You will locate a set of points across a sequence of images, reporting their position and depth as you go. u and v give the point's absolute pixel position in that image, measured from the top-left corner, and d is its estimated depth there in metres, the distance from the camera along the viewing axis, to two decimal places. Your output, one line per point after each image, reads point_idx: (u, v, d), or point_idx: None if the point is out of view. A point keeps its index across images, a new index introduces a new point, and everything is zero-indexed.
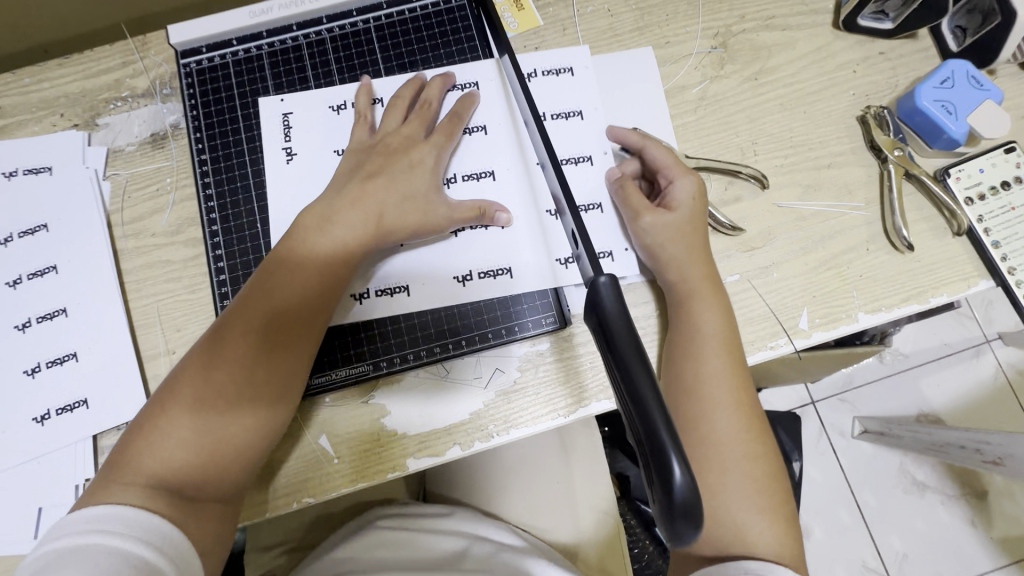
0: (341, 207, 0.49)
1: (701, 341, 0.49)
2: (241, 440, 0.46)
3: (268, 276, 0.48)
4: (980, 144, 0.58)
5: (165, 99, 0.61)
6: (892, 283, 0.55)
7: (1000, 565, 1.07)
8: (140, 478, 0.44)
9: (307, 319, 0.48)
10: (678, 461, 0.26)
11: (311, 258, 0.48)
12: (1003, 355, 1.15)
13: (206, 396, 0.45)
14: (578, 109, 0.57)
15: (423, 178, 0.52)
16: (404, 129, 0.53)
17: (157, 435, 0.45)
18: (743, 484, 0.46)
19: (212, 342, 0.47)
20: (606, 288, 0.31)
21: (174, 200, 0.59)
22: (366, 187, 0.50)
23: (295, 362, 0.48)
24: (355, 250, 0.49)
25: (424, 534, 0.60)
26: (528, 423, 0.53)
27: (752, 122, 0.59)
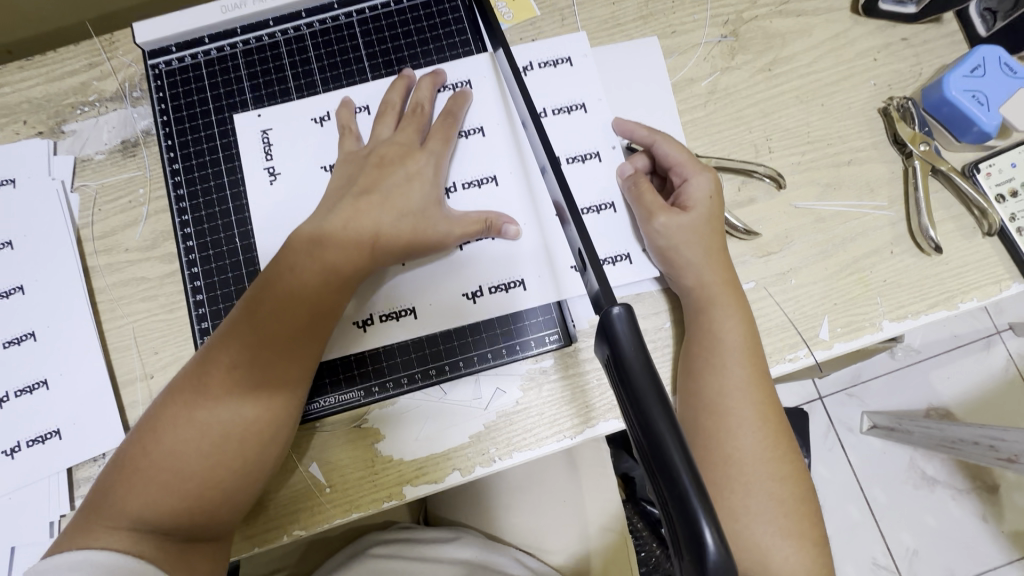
0: (331, 226, 0.45)
1: (725, 364, 0.45)
2: (228, 479, 0.43)
3: (253, 301, 0.44)
4: (1011, 136, 0.54)
5: (136, 103, 0.57)
6: (918, 287, 0.51)
7: (1012, 559, 1.05)
8: (123, 521, 0.41)
9: (297, 348, 0.44)
10: (709, 525, 0.23)
11: (298, 281, 0.44)
12: (1015, 347, 1.12)
13: (191, 433, 0.42)
14: (582, 102, 0.53)
15: (421, 191, 0.48)
16: (398, 138, 0.49)
17: (139, 475, 0.42)
18: (769, 506, 0.43)
19: (196, 374, 0.44)
20: (621, 319, 0.28)
21: (148, 212, 0.55)
22: (360, 204, 0.46)
23: (286, 395, 0.44)
24: (347, 271, 0.45)
25: (423, 563, 0.58)
26: (532, 446, 0.49)
27: (766, 117, 0.55)
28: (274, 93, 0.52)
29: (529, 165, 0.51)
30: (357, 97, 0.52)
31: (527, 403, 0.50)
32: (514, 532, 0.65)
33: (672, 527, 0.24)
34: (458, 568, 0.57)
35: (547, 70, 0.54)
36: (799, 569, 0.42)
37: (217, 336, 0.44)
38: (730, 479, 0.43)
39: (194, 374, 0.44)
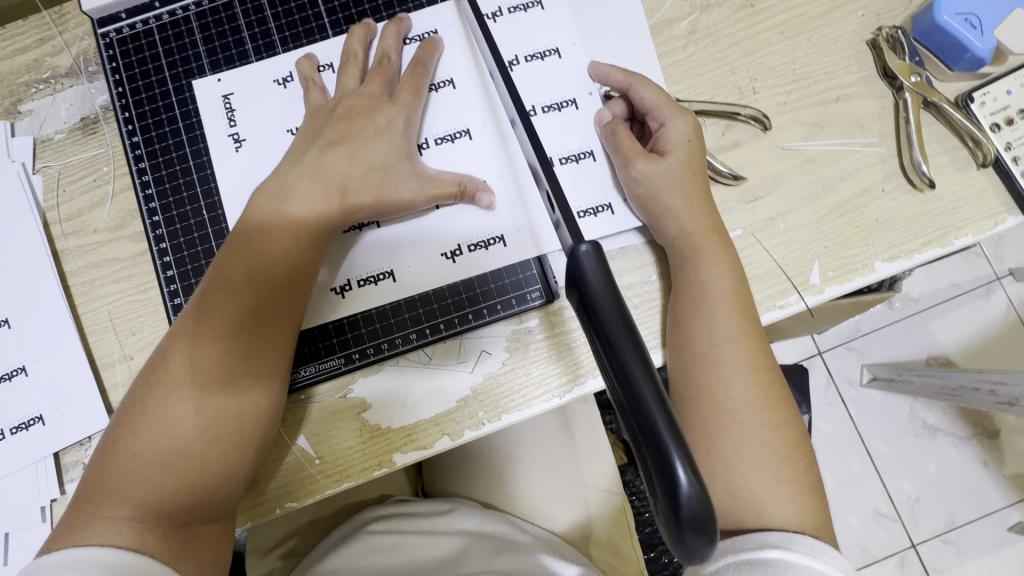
0: (297, 185, 0.44)
1: (712, 309, 0.44)
2: (226, 453, 0.42)
3: (227, 270, 0.43)
4: (1007, 62, 0.51)
5: (92, 78, 0.55)
6: (911, 226, 0.50)
7: (1013, 501, 1.06)
8: (125, 508, 0.40)
9: (280, 314, 0.43)
10: (681, 460, 0.23)
11: (272, 245, 0.43)
12: (1015, 291, 1.11)
13: (180, 411, 0.41)
14: (555, 47, 0.50)
15: (392, 146, 0.46)
16: (364, 90, 0.47)
17: (134, 459, 0.41)
18: (760, 454, 0.42)
19: (176, 351, 0.42)
20: (589, 257, 0.27)
21: (114, 191, 0.53)
22: (326, 156, 0.45)
23: (275, 363, 0.43)
24: (316, 231, 0.43)
25: (421, 537, 0.58)
26: (520, 407, 0.48)
27: (749, 56, 0.52)
28: (232, 56, 0.50)
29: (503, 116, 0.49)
30: (321, 53, 0.50)
31: (514, 364, 0.49)
32: (514, 500, 0.64)
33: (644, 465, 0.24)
34: (456, 540, 0.58)
35: (516, 17, 0.51)
36: (794, 515, 0.41)
37: (193, 311, 0.43)
38: (720, 427, 0.42)
39: (174, 352, 0.42)
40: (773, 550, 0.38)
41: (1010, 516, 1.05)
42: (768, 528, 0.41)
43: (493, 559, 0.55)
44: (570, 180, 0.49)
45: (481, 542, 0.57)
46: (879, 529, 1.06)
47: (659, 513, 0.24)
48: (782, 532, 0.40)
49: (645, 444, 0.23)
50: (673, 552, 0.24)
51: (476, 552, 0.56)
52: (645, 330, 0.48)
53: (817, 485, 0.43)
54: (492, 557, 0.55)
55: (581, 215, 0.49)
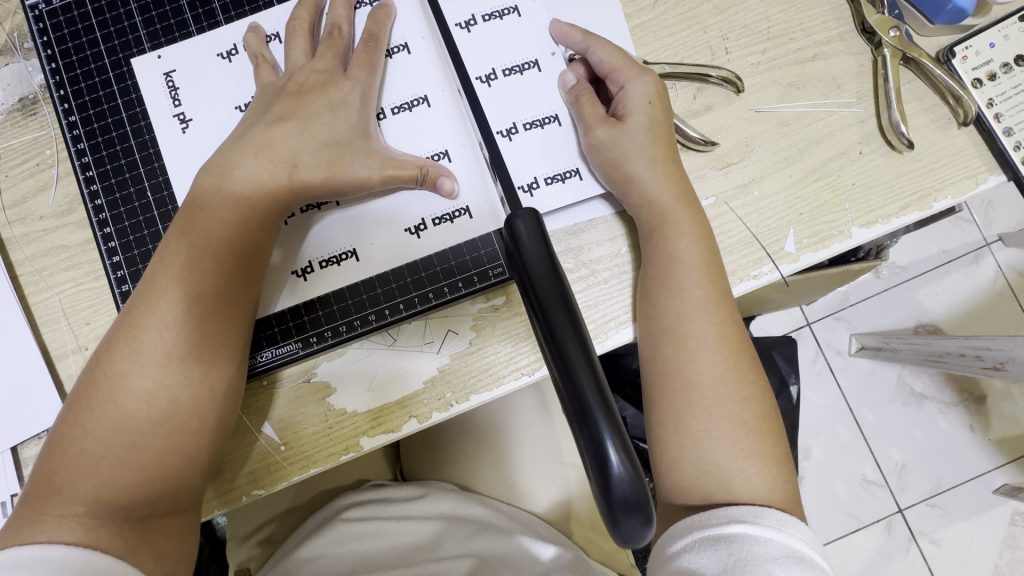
0: (241, 163, 0.41)
1: (682, 283, 0.43)
2: (182, 444, 0.41)
3: (171, 255, 0.41)
4: (990, 13, 0.49)
5: (29, 55, 0.51)
6: (889, 189, 0.48)
7: (998, 465, 1.06)
8: (77, 505, 0.39)
9: (229, 297, 0.41)
10: (613, 442, 0.25)
11: (214, 226, 0.40)
12: (1002, 256, 1.10)
13: (131, 404, 0.40)
14: (514, 4, 0.48)
15: (349, 120, 0.43)
16: (315, 64, 0.44)
17: (84, 455, 0.40)
18: (730, 428, 0.41)
19: (120, 342, 0.40)
20: (530, 243, 0.30)
21: (58, 175, 0.50)
22: (273, 130, 0.42)
23: (226, 349, 0.42)
24: (265, 210, 0.41)
25: (397, 521, 0.58)
26: (489, 387, 0.47)
27: (721, 14, 0.50)
28: (170, 27, 0.47)
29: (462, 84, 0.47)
30: (267, 22, 0.46)
31: (481, 343, 0.47)
32: (492, 478, 0.64)
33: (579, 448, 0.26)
34: (431, 524, 0.58)
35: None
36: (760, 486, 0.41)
37: (138, 300, 0.41)
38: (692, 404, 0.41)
39: (119, 344, 0.40)
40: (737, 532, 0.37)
41: (994, 479, 1.06)
42: (737, 502, 0.40)
43: (468, 542, 0.56)
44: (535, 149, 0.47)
45: (455, 524, 0.58)
46: (866, 495, 1.07)
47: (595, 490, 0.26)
48: (750, 505, 0.39)
49: (578, 423, 0.25)
50: (610, 533, 0.26)
51: (451, 536, 0.57)
52: (616, 305, 0.47)
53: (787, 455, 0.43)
54: (472, 539, 0.56)
55: (549, 181, 0.47)
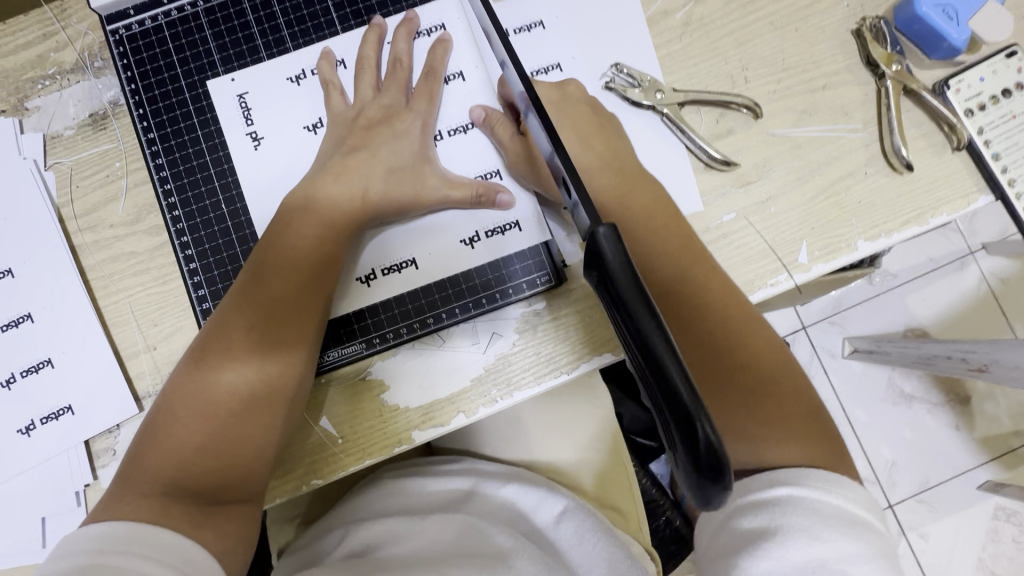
0: (327, 188, 0.48)
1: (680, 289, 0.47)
2: (258, 436, 0.45)
3: (261, 262, 0.46)
4: (980, 50, 0.54)
5: (99, 73, 0.55)
6: (890, 207, 0.53)
7: (981, 462, 1.13)
8: (159, 485, 0.42)
9: (304, 302, 0.46)
10: (703, 421, 0.25)
11: (299, 240, 0.47)
12: (987, 265, 1.17)
13: (216, 395, 0.44)
14: (539, 20, 0.54)
15: (412, 147, 0.49)
16: (382, 96, 0.50)
17: (171, 440, 0.43)
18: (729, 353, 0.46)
19: (211, 338, 0.45)
20: (608, 240, 0.29)
21: (128, 186, 0.54)
22: (348, 159, 0.49)
23: (298, 350, 0.46)
24: (339, 224, 0.47)
25: (431, 481, 0.62)
26: (531, 383, 0.51)
27: (741, 46, 0.55)
28: (243, 52, 0.52)
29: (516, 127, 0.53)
30: (336, 48, 0.52)
31: (523, 345, 0.52)
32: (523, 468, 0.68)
33: (671, 435, 0.27)
34: (465, 482, 0.62)
35: (525, 35, 0.54)
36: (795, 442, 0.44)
37: (229, 302, 0.46)
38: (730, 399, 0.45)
39: (210, 340, 0.45)
40: (783, 489, 0.41)
41: (978, 476, 1.13)
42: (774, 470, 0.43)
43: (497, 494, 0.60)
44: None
45: (487, 479, 0.62)
46: None
47: (679, 464, 0.27)
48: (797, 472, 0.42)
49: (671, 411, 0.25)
50: (691, 495, 0.27)
51: (484, 488, 0.61)
52: None
53: (815, 407, 0.47)
54: (500, 497, 0.60)
55: None
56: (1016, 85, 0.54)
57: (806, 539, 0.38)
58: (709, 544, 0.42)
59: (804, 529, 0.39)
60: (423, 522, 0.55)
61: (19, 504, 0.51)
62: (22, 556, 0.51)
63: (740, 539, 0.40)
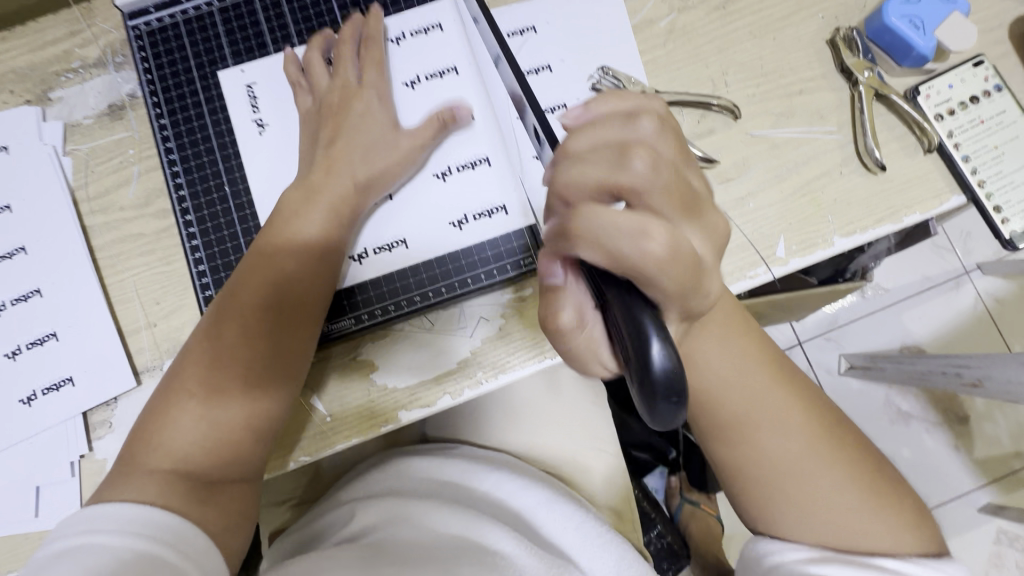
0: (320, 182, 0.50)
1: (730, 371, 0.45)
2: (260, 418, 0.47)
3: (266, 249, 0.49)
4: (949, 59, 0.57)
5: (119, 68, 0.59)
6: (867, 206, 0.55)
7: (981, 484, 1.12)
8: (166, 464, 0.44)
9: (311, 290, 0.49)
10: (656, 338, 0.27)
11: (302, 228, 0.49)
12: (982, 284, 1.18)
13: (221, 377, 0.46)
14: (531, 25, 0.57)
15: (388, 131, 0.52)
16: (340, 80, 0.53)
17: (177, 424, 0.45)
18: (777, 407, 0.45)
19: (215, 329, 0.47)
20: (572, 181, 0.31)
21: (139, 171, 0.57)
22: (332, 151, 0.52)
23: (302, 339, 0.48)
24: (335, 213, 0.50)
25: (431, 465, 0.64)
26: (516, 367, 0.53)
27: (722, 52, 0.58)
28: (252, 48, 0.56)
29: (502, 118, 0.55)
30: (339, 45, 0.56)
31: (509, 329, 0.54)
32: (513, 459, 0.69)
33: (626, 356, 0.28)
34: (462, 467, 0.63)
35: (518, 38, 0.57)
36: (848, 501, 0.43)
37: (236, 288, 0.48)
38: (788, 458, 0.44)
39: (215, 326, 0.47)
40: None
41: (978, 497, 1.12)
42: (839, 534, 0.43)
43: (493, 482, 0.61)
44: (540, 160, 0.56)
45: (480, 465, 0.63)
46: None
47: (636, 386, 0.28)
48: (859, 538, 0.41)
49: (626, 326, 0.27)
50: (647, 417, 0.28)
51: (476, 476, 0.62)
52: None
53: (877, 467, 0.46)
54: (498, 487, 0.61)
55: None
56: (984, 93, 0.56)
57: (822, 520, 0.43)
58: None
59: None
60: (418, 506, 0.56)
61: (14, 475, 0.52)
62: (13, 525, 0.52)
63: None
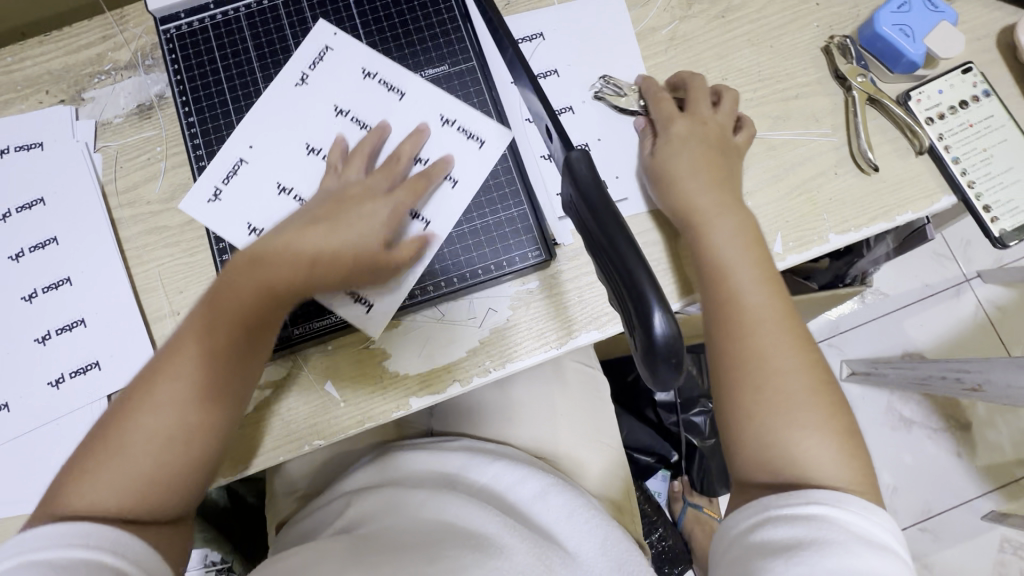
0: (283, 247, 0.50)
1: (749, 313, 0.47)
2: (187, 459, 0.46)
3: (211, 296, 0.49)
4: (939, 67, 0.60)
5: (149, 70, 0.62)
6: (860, 205, 0.58)
7: (984, 491, 1.12)
8: (91, 502, 0.43)
9: (249, 338, 0.49)
10: (658, 310, 0.29)
11: (247, 279, 0.49)
12: (982, 292, 1.19)
13: (160, 415, 0.46)
14: (540, 32, 0.60)
15: (375, 221, 0.52)
16: (366, 181, 0.53)
17: (100, 467, 0.44)
18: (783, 339, 0.46)
19: (155, 369, 0.47)
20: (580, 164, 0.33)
21: (166, 168, 0.60)
22: (308, 227, 0.51)
23: (235, 388, 0.48)
24: (289, 281, 0.49)
25: (433, 454, 0.65)
26: (522, 355, 0.56)
27: (721, 59, 0.61)
28: (276, 51, 0.59)
29: (512, 124, 0.59)
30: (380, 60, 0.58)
31: (516, 320, 0.56)
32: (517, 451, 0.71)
33: (631, 327, 0.31)
34: (460, 457, 0.64)
35: (528, 44, 0.60)
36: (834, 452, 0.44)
37: (180, 337, 0.48)
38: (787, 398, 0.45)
39: (159, 366, 0.47)
40: (816, 506, 0.40)
41: (981, 505, 1.12)
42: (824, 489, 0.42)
43: (491, 471, 0.63)
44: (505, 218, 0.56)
45: (479, 455, 0.64)
46: None
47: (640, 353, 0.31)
48: (832, 492, 0.41)
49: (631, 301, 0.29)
50: (649, 380, 0.31)
51: (476, 468, 0.63)
52: None
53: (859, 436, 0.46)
54: (496, 478, 0.62)
55: None
56: (973, 98, 0.59)
57: (843, 553, 0.38)
58: (732, 545, 0.42)
59: (839, 544, 0.38)
60: (420, 494, 0.58)
61: (39, 455, 0.54)
62: (36, 504, 0.54)
63: (766, 545, 0.40)
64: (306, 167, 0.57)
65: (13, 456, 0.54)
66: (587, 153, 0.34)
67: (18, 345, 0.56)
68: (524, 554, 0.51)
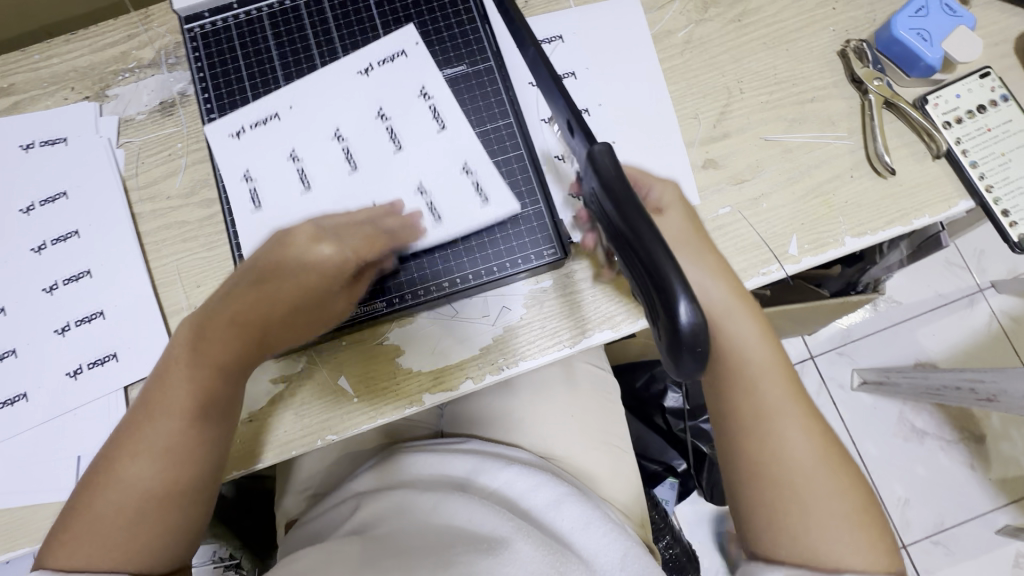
0: (235, 309, 0.46)
1: (760, 389, 0.46)
2: (175, 509, 0.48)
3: (177, 355, 0.47)
4: (956, 71, 0.60)
5: (171, 68, 0.63)
6: (876, 209, 0.58)
7: (999, 505, 1.10)
8: (89, 557, 0.46)
9: (218, 394, 0.48)
10: (685, 298, 0.29)
11: (205, 343, 0.46)
12: (997, 302, 1.18)
13: (141, 469, 0.47)
14: (558, 34, 0.61)
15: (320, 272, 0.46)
16: (329, 247, 0.46)
17: (89, 522, 0.46)
18: (793, 424, 0.46)
19: (131, 430, 0.47)
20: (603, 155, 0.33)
21: (186, 164, 0.61)
22: (257, 292, 0.46)
23: (205, 446, 0.48)
24: (242, 341, 0.47)
25: (442, 456, 0.65)
26: (536, 354, 0.56)
27: (737, 62, 0.61)
28: (298, 50, 0.60)
29: (528, 123, 0.60)
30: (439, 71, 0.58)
31: (530, 319, 0.56)
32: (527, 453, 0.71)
33: (655, 317, 0.31)
34: (470, 460, 0.64)
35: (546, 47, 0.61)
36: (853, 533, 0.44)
37: (149, 398, 0.48)
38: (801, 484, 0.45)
39: (134, 425, 0.48)
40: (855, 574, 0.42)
41: (996, 519, 1.10)
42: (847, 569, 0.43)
43: (501, 476, 0.62)
44: (518, 226, 0.56)
45: (490, 459, 0.64)
46: None
47: (664, 342, 0.31)
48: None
49: (657, 291, 0.29)
50: (672, 369, 0.31)
51: (487, 472, 0.63)
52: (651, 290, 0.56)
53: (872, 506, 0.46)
54: (507, 482, 0.62)
55: None
56: (991, 103, 0.59)
57: None
58: None
59: None
60: (431, 496, 0.58)
61: (57, 445, 0.55)
62: (51, 494, 0.54)
63: None
64: (325, 150, 0.57)
65: (31, 446, 0.55)
66: (608, 143, 0.34)
67: (38, 336, 0.57)
68: (537, 562, 0.50)
